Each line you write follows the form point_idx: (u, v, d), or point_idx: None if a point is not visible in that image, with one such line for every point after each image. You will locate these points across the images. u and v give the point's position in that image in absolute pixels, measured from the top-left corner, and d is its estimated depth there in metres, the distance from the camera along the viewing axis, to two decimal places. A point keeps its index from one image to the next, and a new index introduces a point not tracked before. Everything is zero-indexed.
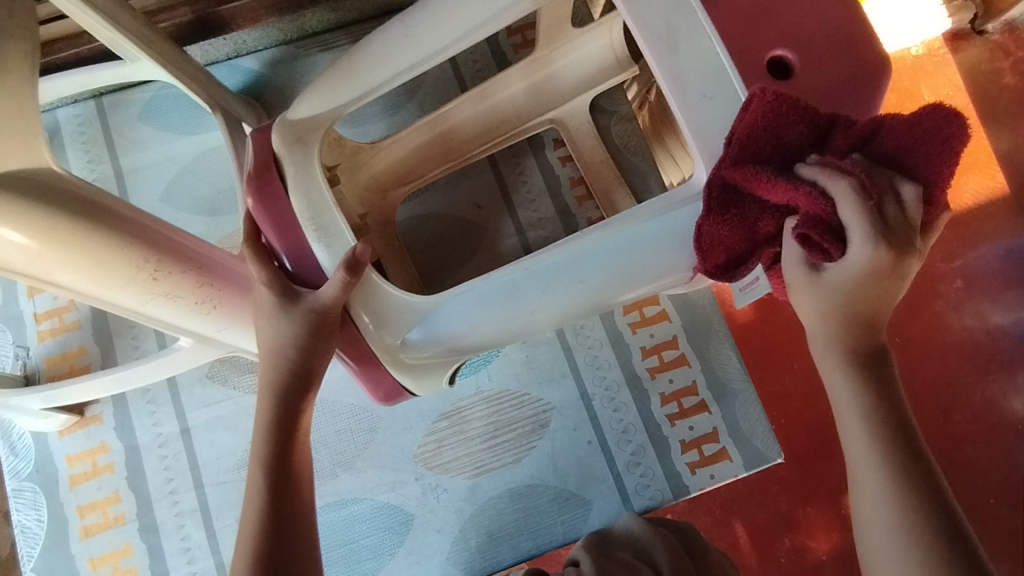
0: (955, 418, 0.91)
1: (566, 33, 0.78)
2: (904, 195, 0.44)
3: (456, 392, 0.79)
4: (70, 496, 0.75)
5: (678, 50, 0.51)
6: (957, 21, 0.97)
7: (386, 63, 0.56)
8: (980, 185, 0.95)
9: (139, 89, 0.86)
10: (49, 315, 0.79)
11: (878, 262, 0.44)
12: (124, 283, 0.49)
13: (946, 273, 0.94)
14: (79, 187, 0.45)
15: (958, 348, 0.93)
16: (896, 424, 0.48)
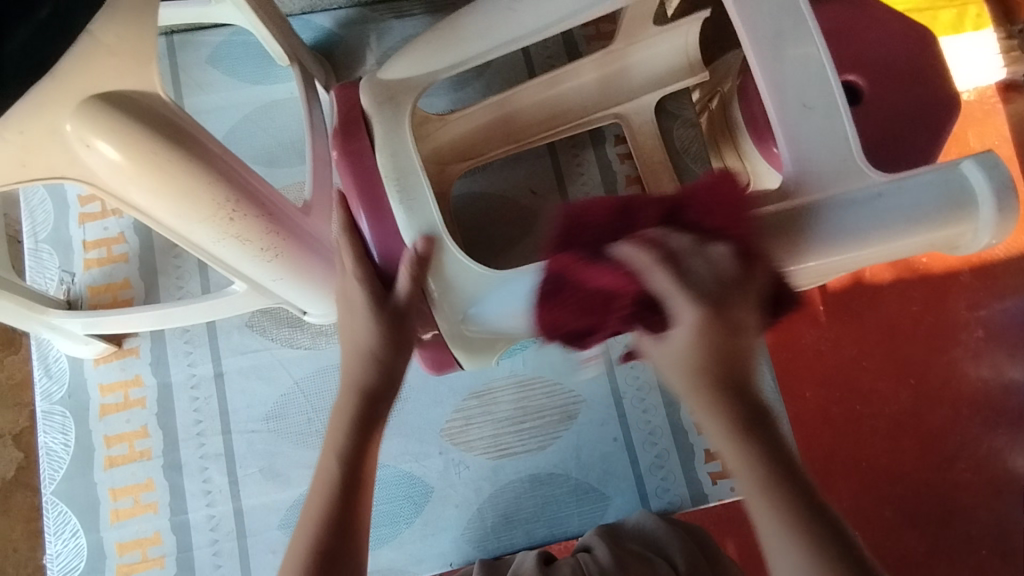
0: (959, 467, 0.95)
1: (646, 30, 0.78)
2: (713, 255, 0.48)
3: (489, 372, 0.79)
4: (98, 425, 0.75)
5: (781, 58, 0.54)
6: (1011, 73, 1.05)
7: (486, 34, 0.58)
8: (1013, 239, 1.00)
9: (212, 32, 0.86)
10: (97, 245, 0.80)
11: (706, 333, 0.47)
12: (204, 219, 0.49)
13: (969, 322, 0.99)
14: (181, 120, 0.44)
15: (973, 400, 0.97)
16: (748, 442, 0.45)
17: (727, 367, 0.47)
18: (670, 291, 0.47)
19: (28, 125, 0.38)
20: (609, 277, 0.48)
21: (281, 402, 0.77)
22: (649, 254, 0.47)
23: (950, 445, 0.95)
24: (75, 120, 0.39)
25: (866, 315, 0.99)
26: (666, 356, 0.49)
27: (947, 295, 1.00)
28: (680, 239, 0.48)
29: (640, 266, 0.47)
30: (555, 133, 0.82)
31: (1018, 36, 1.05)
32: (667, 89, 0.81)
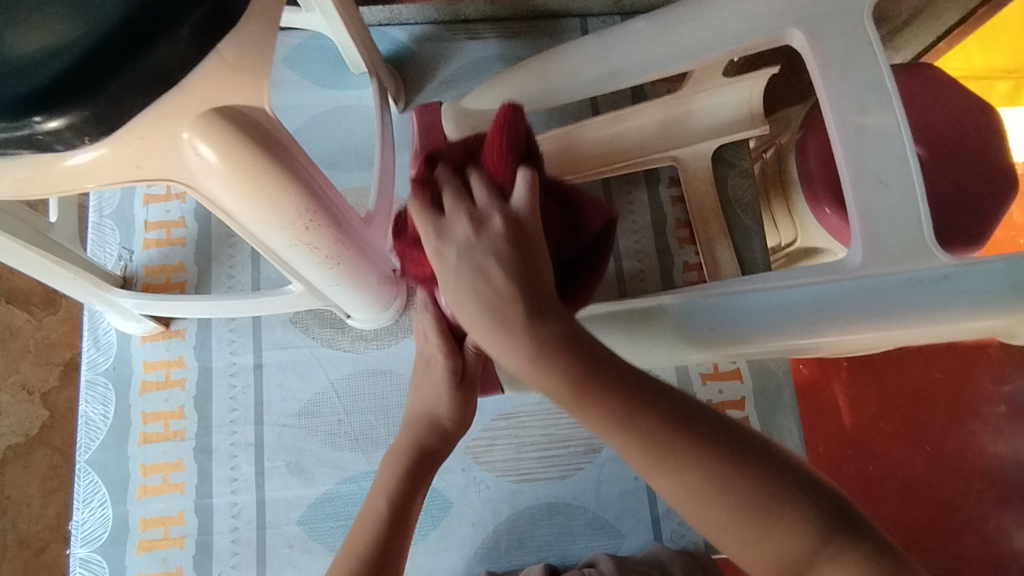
0: (965, 541, 0.96)
1: (713, 79, 0.78)
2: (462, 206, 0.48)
3: (520, 396, 0.80)
4: (138, 400, 0.77)
5: (864, 133, 0.53)
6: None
7: (571, 75, 0.63)
8: None
9: (290, 33, 0.88)
10: (158, 227, 0.82)
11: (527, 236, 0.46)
12: (280, 224, 0.51)
13: (992, 396, 1.03)
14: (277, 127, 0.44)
15: (986, 473, 0.99)
16: (636, 406, 0.44)
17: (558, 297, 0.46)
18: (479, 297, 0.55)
19: (149, 132, 0.39)
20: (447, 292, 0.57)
21: (315, 400, 0.78)
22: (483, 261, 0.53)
23: (958, 517, 0.97)
24: (190, 127, 0.39)
25: (889, 375, 1.01)
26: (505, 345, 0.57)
27: (971, 367, 1.04)
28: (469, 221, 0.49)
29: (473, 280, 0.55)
30: (615, 168, 0.84)
31: None
32: (725, 137, 0.82)
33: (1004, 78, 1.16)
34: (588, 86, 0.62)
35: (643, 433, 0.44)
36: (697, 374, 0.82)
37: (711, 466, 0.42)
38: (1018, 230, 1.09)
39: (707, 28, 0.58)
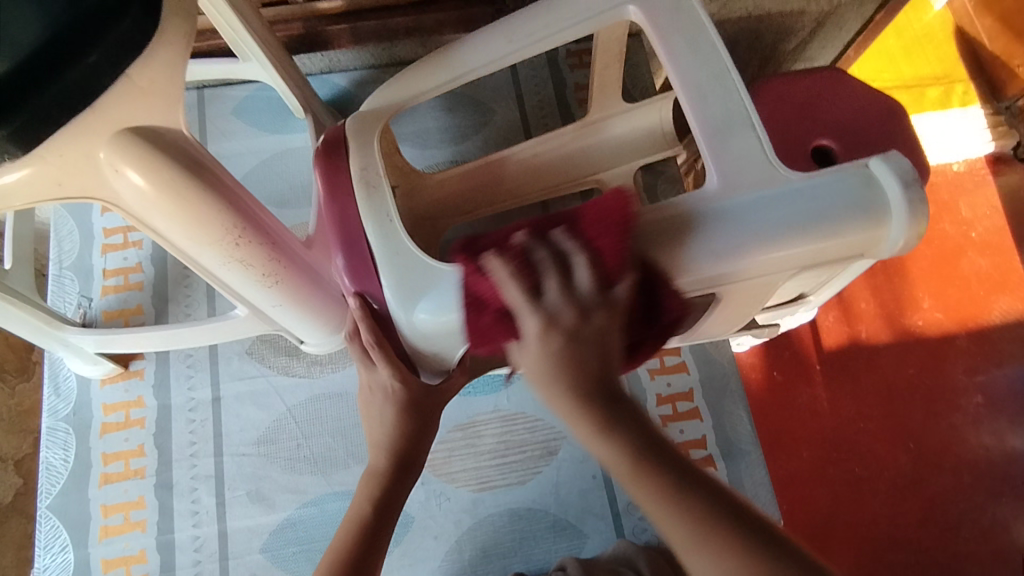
0: (963, 536, 0.96)
1: (616, 105, 0.86)
2: (575, 270, 0.50)
3: (474, 406, 0.82)
4: (98, 442, 0.79)
5: (718, 114, 0.56)
6: (1000, 146, 1.14)
7: (470, 60, 0.64)
8: (1009, 305, 1.07)
9: (238, 87, 0.95)
10: (116, 273, 0.86)
11: (545, 338, 0.50)
12: (211, 243, 0.54)
13: (967, 387, 1.03)
14: (211, 163, 0.52)
15: (974, 465, 0.99)
16: (691, 494, 0.45)
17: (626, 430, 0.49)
18: (521, 305, 0.50)
19: (67, 151, 0.45)
20: (484, 286, 0.52)
21: (273, 427, 0.80)
22: (507, 266, 0.50)
23: (954, 512, 0.97)
24: (107, 149, 0.46)
25: (863, 374, 1.03)
26: (528, 362, 0.52)
27: (944, 358, 1.04)
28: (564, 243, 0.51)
29: (497, 277, 0.51)
30: (535, 197, 0.89)
31: (1005, 112, 1.15)
32: (642, 158, 0.87)
33: (933, 85, 1.18)
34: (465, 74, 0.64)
35: (655, 498, 0.45)
36: (644, 369, 0.84)
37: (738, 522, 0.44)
38: (970, 224, 1.11)
39: (570, 25, 0.62)
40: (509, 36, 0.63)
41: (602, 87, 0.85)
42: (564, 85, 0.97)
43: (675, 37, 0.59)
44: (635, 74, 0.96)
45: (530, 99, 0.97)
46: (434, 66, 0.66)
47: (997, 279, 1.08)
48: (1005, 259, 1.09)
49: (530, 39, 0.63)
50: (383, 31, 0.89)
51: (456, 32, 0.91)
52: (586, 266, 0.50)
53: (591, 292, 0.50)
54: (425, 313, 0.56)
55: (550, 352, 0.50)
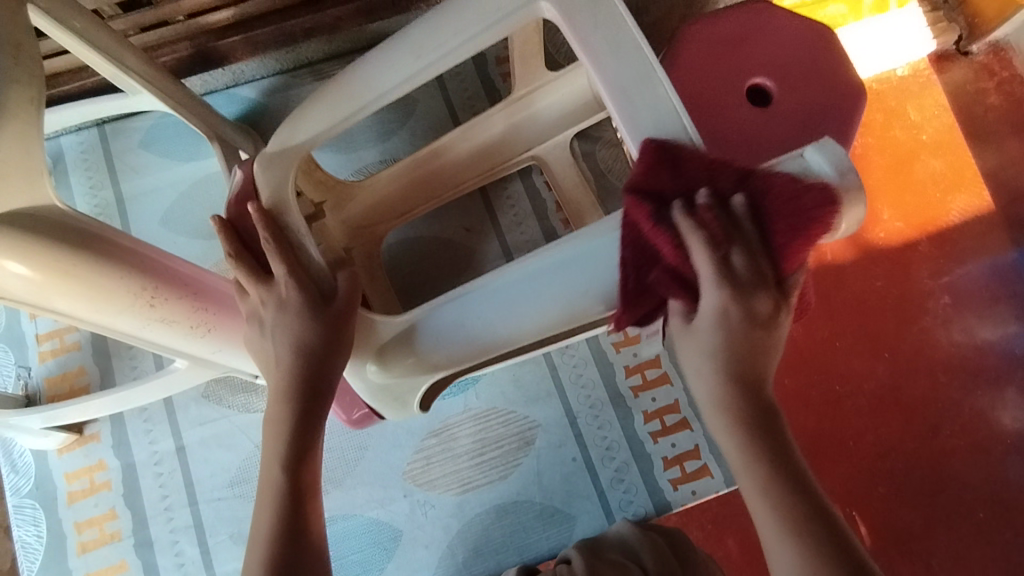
0: (945, 434, 0.95)
1: (542, 75, 0.80)
2: (731, 262, 0.49)
3: (443, 411, 0.81)
4: (67, 513, 0.77)
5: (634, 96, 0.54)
6: (942, 43, 1.05)
7: (370, 79, 0.59)
8: (965, 203, 1.01)
9: (141, 117, 0.89)
10: (50, 337, 0.82)
11: (727, 309, 0.50)
12: (121, 309, 0.51)
13: (934, 289, 0.99)
14: (97, 227, 0.49)
15: (948, 364, 0.97)
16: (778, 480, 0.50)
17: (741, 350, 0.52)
18: (702, 277, 0.49)
19: None
20: (667, 248, 0.50)
21: (242, 467, 0.78)
22: (698, 233, 0.48)
23: (934, 412, 0.96)
24: None
25: (833, 295, 1.00)
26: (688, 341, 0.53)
27: (909, 266, 1.00)
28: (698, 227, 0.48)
29: (688, 240, 0.49)
30: (472, 183, 0.86)
31: (943, 8, 1.05)
32: (577, 126, 0.84)
33: None
34: (370, 98, 0.59)
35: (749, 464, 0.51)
36: (609, 344, 0.83)
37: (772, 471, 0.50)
38: (920, 128, 1.04)
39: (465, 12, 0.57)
40: (418, 50, 0.58)
41: (524, 60, 0.79)
42: (484, 61, 0.92)
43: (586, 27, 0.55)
44: (553, 38, 0.91)
45: (452, 82, 0.92)
46: (340, 91, 0.60)
47: (952, 178, 1.02)
48: (958, 158, 1.03)
49: (431, 46, 0.57)
50: (279, 35, 0.83)
51: (358, 24, 0.84)
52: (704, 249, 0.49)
53: (746, 272, 0.49)
54: (411, 359, 0.62)
55: (725, 320, 0.50)
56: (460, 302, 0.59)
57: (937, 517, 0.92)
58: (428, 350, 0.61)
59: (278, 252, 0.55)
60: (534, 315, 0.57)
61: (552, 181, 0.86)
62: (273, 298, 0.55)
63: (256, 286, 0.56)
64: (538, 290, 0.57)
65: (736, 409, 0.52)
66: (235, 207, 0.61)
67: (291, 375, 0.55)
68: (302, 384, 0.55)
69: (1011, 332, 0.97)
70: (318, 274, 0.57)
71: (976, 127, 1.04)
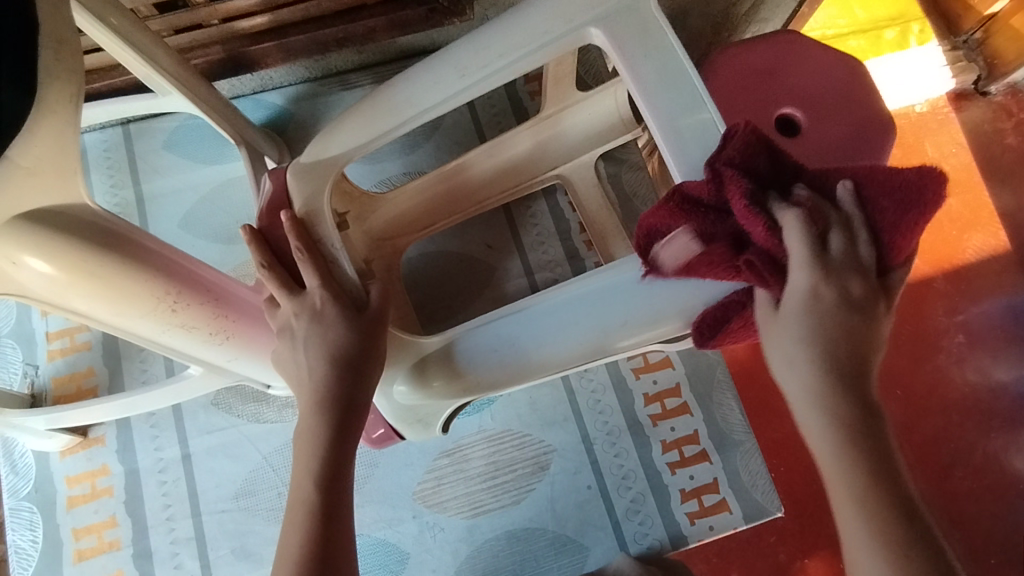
0: (957, 475, 0.92)
1: (571, 96, 0.80)
2: (832, 245, 0.45)
3: (457, 431, 0.79)
4: (66, 518, 0.75)
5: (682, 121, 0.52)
6: (960, 82, 1.05)
7: (408, 95, 0.59)
8: (982, 242, 1.00)
9: (166, 118, 0.89)
10: (60, 335, 0.80)
11: (819, 294, 0.45)
12: (144, 313, 0.50)
13: (948, 327, 0.97)
14: (125, 228, 0.48)
15: (961, 404, 0.94)
16: (854, 433, 0.44)
17: (843, 344, 0.46)
18: (796, 247, 0.45)
19: None
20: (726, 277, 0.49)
21: (249, 479, 0.76)
22: (799, 233, 0.44)
23: (945, 453, 0.93)
24: None
25: None
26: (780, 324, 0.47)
27: (923, 303, 0.98)
28: (787, 225, 0.45)
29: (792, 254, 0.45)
30: (495, 201, 0.85)
31: (963, 47, 1.05)
32: (602, 147, 0.83)
33: (889, 27, 1.07)
34: (407, 117, 0.59)
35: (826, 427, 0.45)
36: (629, 370, 0.82)
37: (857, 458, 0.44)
38: (936, 164, 1.03)
39: (511, 34, 0.57)
40: (461, 68, 0.58)
41: (557, 83, 0.80)
42: (513, 79, 0.92)
43: (631, 48, 0.55)
44: (586, 59, 0.91)
45: (479, 98, 0.92)
46: (375, 111, 0.60)
47: (968, 218, 1.00)
48: (974, 197, 1.02)
49: (476, 63, 0.57)
50: (313, 45, 0.83)
51: (391, 37, 0.83)
52: (801, 232, 0.45)
53: (840, 257, 0.45)
54: (445, 381, 0.62)
55: (812, 300, 0.45)
56: (499, 324, 0.58)
57: None
58: (462, 371, 0.60)
59: (312, 265, 0.55)
60: (571, 343, 0.56)
61: (575, 202, 0.85)
62: (306, 309, 0.54)
63: (289, 299, 0.55)
64: (575, 318, 0.56)
65: (847, 429, 0.44)
66: (265, 216, 0.59)
67: (320, 388, 0.54)
68: (333, 398, 0.54)
69: None
70: (352, 287, 0.57)
71: (994, 166, 1.03)
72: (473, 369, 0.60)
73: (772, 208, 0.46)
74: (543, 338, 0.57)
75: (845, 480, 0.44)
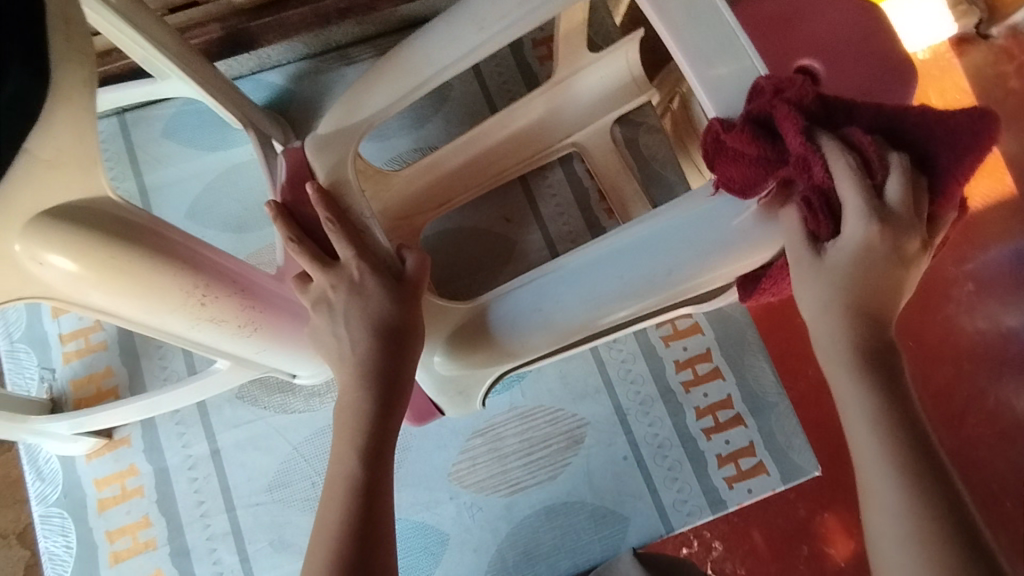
0: (970, 422, 0.92)
1: (585, 57, 0.77)
2: (889, 189, 0.46)
3: (489, 410, 0.78)
4: (98, 521, 0.73)
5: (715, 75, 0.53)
6: (963, 26, 1.01)
7: (427, 57, 0.56)
8: (988, 188, 0.98)
9: (164, 105, 0.85)
10: (75, 336, 0.78)
11: (873, 242, 0.45)
12: (173, 309, 0.48)
13: (958, 277, 0.96)
14: (150, 221, 0.45)
15: (972, 352, 0.94)
16: (869, 379, 0.45)
17: (874, 281, 0.46)
18: (853, 203, 0.45)
19: None
20: (744, 167, 0.49)
21: (282, 470, 0.75)
22: (847, 156, 0.45)
23: (958, 401, 0.93)
24: (23, 239, 0.40)
25: None
26: (827, 267, 0.47)
27: (931, 253, 0.96)
28: (862, 141, 0.46)
29: (831, 162, 0.46)
30: (512, 172, 0.82)
31: None
32: (619, 108, 0.80)
33: None
34: (424, 84, 0.56)
35: (866, 401, 0.44)
36: (658, 338, 0.80)
37: (886, 424, 0.44)
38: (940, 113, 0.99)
39: None
40: (479, 22, 0.54)
41: (567, 43, 0.76)
42: (521, 43, 0.88)
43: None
44: (594, 19, 0.87)
45: (487, 66, 0.88)
46: (390, 76, 0.56)
47: None
48: None
49: (496, 17, 0.53)
50: (313, 15, 0.80)
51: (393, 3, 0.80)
52: (898, 175, 0.46)
53: (902, 206, 0.45)
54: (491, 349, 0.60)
55: (869, 249, 0.45)
56: (538, 286, 0.57)
57: (967, 508, 0.90)
58: (504, 340, 0.59)
59: (342, 233, 0.51)
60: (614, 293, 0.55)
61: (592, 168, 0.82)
62: (343, 281, 0.51)
63: (322, 272, 0.51)
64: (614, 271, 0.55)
65: (875, 392, 0.44)
66: (288, 190, 0.57)
67: (363, 368, 0.50)
68: (376, 379, 0.50)
69: None
70: (386, 255, 0.53)
71: (998, 111, 1.00)
72: (513, 337, 0.58)
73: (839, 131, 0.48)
74: (591, 293, 0.55)
75: (885, 458, 0.43)
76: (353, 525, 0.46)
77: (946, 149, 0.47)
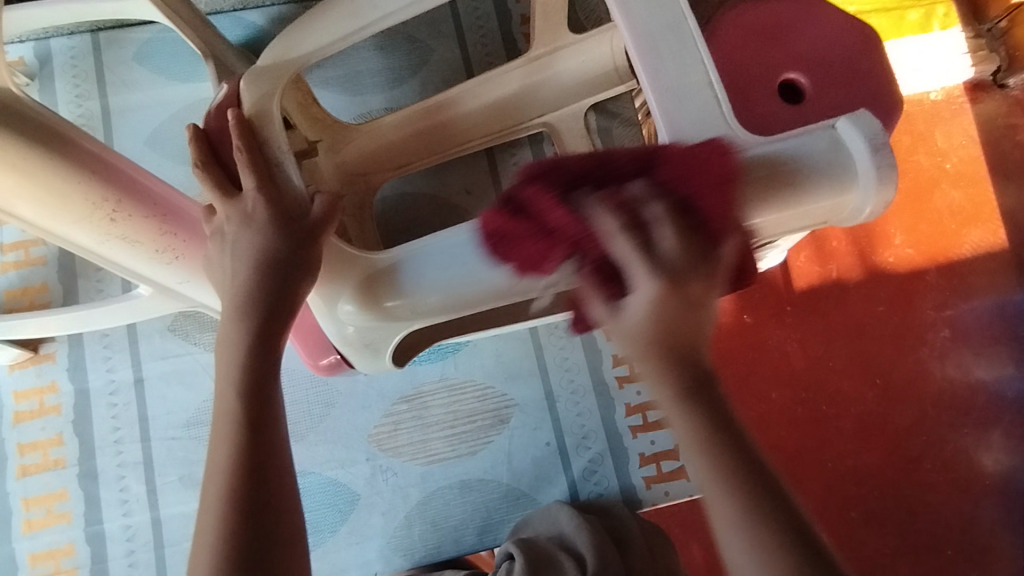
0: (925, 467, 0.90)
1: (565, 36, 0.76)
2: (653, 224, 0.40)
3: (419, 375, 0.78)
4: (11, 433, 0.73)
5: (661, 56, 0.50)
6: (980, 72, 0.96)
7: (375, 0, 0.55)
8: (980, 238, 0.93)
9: (139, 29, 0.84)
10: (15, 248, 0.77)
11: (662, 303, 0.39)
12: (79, 218, 0.47)
13: (935, 322, 0.92)
14: (60, 126, 0.45)
15: (938, 399, 0.91)
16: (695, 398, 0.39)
17: (675, 335, 0.39)
18: (630, 259, 0.40)
19: None
20: (560, 214, 0.42)
21: (202, 409, 0.74)
22: (614, 216, 0.40)
23: (916, 445, 0.90)
24: None
25: (833, 314, 0.92)
26: (622, 333, 0.41)
27: (912, 295, 0.93)
28: (647, 200, 0.41)
29: (604, 227, 0.41)
30: (478, 144, 0.81)
31: (987, 35, 0.97)
32: (596, 96, 0.77)
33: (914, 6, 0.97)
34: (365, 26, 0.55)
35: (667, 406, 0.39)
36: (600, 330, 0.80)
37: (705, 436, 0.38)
38: (944, 155, 0.95)
39: None
40: None
41: (547, 19, 0.76)
42: (509, 17, 0.87)
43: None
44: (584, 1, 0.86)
45: (472, 36, 0.87)
46: (339, 15, 0.56)
47: (970, 212, 0.94)
48: (978, 192, 0.95)
49: None
50: None
51: None
52: (672, 227, 0.40)
53: (677, 254, 0.39)
54: (396, 301, 0.54)
55: (664, 299, 0.39)
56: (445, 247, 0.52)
57: (904, 549, 0.89)
58: (409, 294, 0.53)
59: (250, 166, 0.51)
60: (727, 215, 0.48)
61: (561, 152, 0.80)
62: (239, 211, 0.51)
63: (224, 201, 0.51)
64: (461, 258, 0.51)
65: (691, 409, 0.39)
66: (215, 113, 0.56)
67: (245, 293, 0.49)
68: (256, 311, 0.49)
69: (1005, 375, 0.91)
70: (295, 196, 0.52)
71: (1001, 161, 0.95)
72: (416, 297, 0.53)
73: (625, 185, 0.42)
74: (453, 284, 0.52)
75: (708, 474, 0.38)
76: (229, 458, 0.46)
77: (709, 192, 0.42)
